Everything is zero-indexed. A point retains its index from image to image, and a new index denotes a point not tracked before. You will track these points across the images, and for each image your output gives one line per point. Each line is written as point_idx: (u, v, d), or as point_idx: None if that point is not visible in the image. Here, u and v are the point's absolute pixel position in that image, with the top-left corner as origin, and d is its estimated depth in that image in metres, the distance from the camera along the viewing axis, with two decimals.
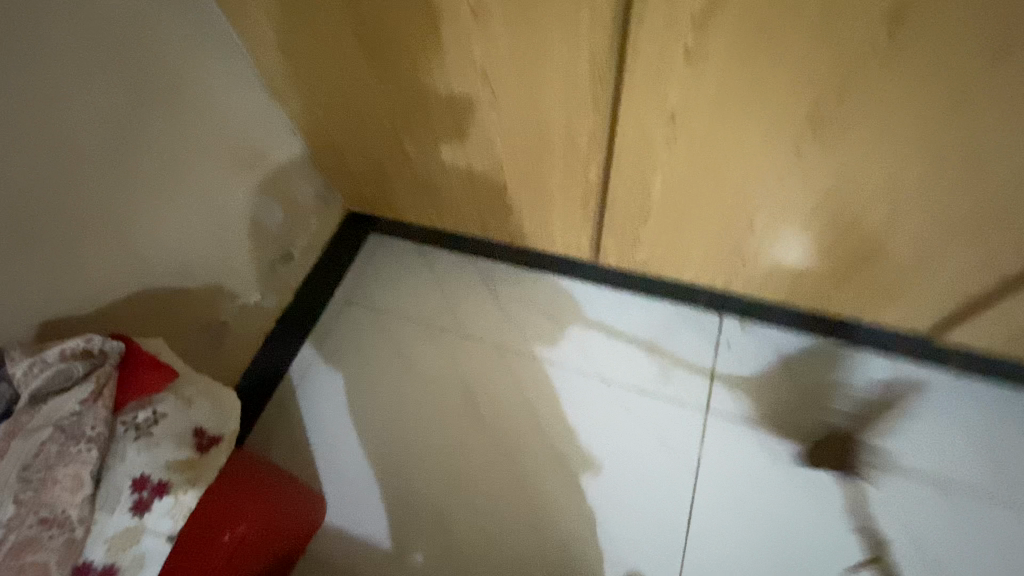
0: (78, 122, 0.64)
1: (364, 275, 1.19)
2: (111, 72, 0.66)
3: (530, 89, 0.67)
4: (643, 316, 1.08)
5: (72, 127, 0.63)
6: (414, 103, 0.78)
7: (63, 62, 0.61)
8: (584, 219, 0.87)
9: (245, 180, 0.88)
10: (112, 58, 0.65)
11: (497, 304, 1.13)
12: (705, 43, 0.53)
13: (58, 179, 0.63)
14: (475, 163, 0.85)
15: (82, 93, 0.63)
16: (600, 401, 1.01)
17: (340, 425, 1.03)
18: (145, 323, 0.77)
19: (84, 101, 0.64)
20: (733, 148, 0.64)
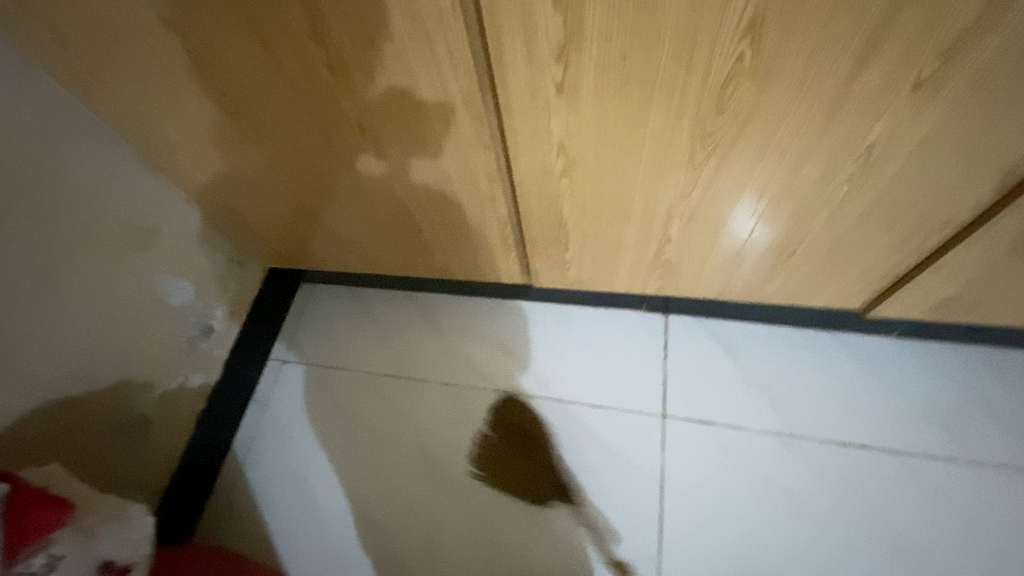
0: None
1: (298, 330, 1.13)
2: None
3: (415, 136, 0.63)
4: (590, 329, 1.06)
5: None
6: (303, 159, 0.73)
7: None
8: (505, 249, 0.84)
9: (143, 265, 0.82)
10: None
11: (443, 340, 1.10)
12: (578, 75, 0.51)
13: None
14: (382, 210, 0.81)
15: None
16: (559, 425, 0.99)
17: (294, 495, 0.98)
18: (40, 443, 0.70)
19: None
20: (632, 170, 0.62)
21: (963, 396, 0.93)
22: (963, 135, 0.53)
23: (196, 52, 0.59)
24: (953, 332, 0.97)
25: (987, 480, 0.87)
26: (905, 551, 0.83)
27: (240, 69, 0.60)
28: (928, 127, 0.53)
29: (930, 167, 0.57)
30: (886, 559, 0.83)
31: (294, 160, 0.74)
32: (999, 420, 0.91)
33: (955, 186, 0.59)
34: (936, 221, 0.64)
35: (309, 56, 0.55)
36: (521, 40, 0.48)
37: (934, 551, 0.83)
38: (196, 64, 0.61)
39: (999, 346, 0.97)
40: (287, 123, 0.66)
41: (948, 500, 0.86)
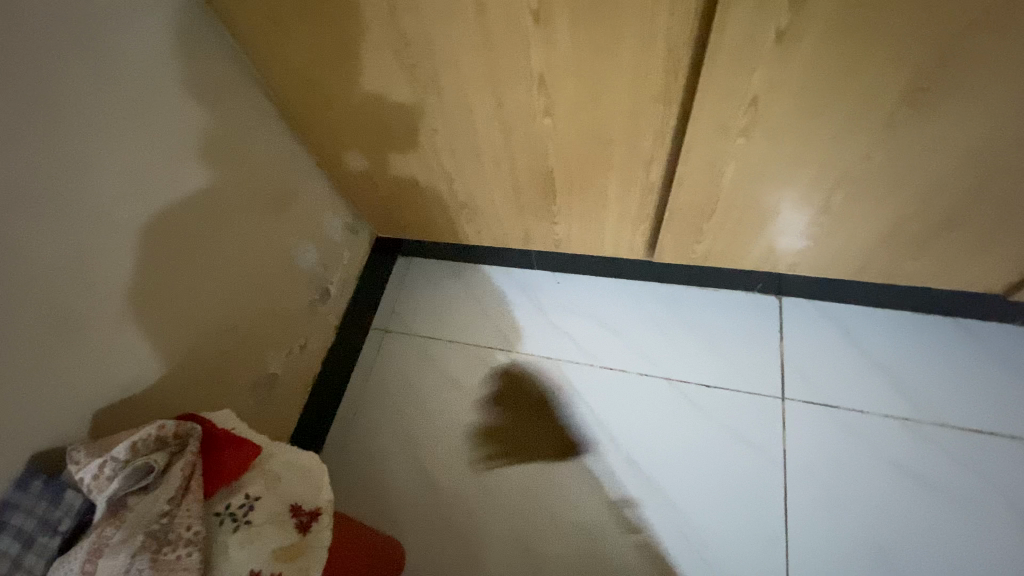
0: (121, 188, 0.58)
1: (399, 301, 1.14)
2: (150, 131, 0.61)
3: (594, 93, 0.61)
4: (699, 309, 1.05)
5: (115, 194, 0.58)
6: (457, 123, 0.72)
7: (83, 129, 0.54)
8: (640, 219, 0.83)
9: (280, 225, 0.83)
10: (145, 118, 0.60)
11: (545, 316, 1.08)
12: (801, 20, 0.49)
13: (108, 253, 0.58)
14: (521, 177, 0.80)
15: (122, 156, 0.58)
16: (671, 403, 0.97)
17: (403, 462, 0.97)
18: (195, 393, 0.71)
19: (110, 171, 0.57)
20: (817, 128, 0.60)
21: None
22: None
23: (383, 7, 0.57)
24: None
25: None
26: None
27: (425, 25, 0.58)
28: None
29: None
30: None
31: (445, 124, 0.73)
32: None
33: None
34: None
35: (511, 5, 0.53)
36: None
37: None
38: (378, 22, 0.59)
39: None
40: (454, 85, 0.65)
41: None
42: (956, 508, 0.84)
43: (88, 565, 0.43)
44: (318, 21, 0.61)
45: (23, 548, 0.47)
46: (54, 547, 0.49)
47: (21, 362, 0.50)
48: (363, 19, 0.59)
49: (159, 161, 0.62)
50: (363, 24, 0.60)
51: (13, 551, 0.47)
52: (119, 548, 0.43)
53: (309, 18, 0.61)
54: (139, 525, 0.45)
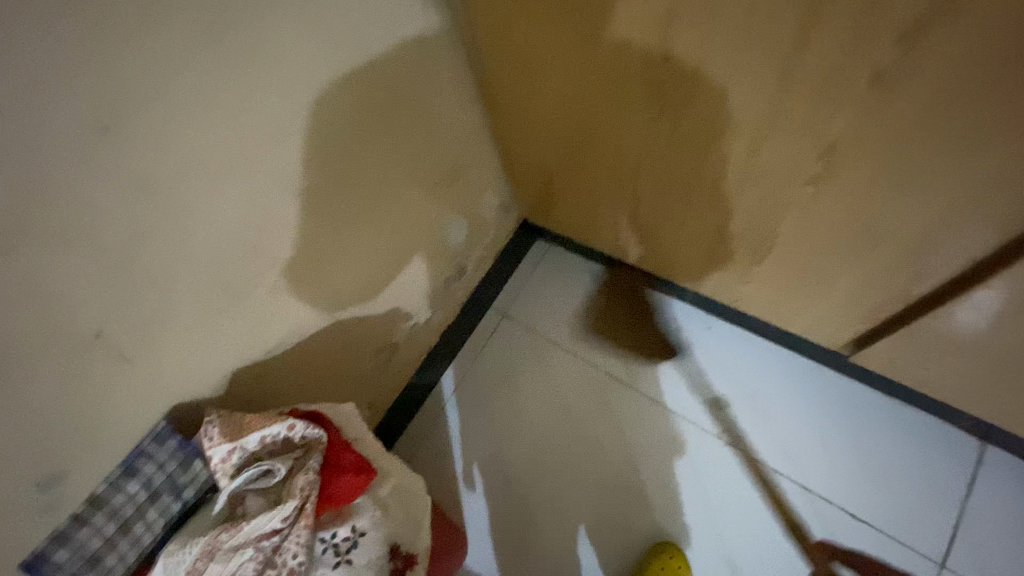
0: (317, 151, 0.53)
1: (524, 290, 1.05)
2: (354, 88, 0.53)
3: (906, 179, 0.45)
4: (870, 419, 0.86)
5: (308, 156, 0.52)
6: (684, 153, 0.58)
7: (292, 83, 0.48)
8: (857, 318, 0.66)
9: (443, 200, 0.76)
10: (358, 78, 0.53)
11: (678, 361, 0.95)
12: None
13: (286, 220, 0.53)
14: (728, 231, 0.65)
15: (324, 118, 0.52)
16: (800, 517, 0.82)
17: (484, 462, 0.92)
18: (324, 360, 0.68)
19: (311, 134, 0.51)
20: None
21: None
22: None
23: (664, 6, 0.43)
24: None
25: None
26: None
27: (710, 41, 0.43)
28: None
29: None
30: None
31: (668, 150, 0.59)
32: None
33: None
34: None
35: (863, 42, 0.37)
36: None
37: None
38: (648, 22, 0.45)
39: None
40: (707, 115, 0.51)
41: None
42: None
43: (200, 562, 0.42)
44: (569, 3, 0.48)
45: (148, 498, 0.49)
46: (172, 509, 0.51)
47: (185, 317, 0.49)
48: (630, 15, 0.45)
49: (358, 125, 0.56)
50: (627, 18, 0.46)
51: (141, 498, 0.49)
52: (234, 553, 0.43)
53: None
54: (252, 537, 0.44)
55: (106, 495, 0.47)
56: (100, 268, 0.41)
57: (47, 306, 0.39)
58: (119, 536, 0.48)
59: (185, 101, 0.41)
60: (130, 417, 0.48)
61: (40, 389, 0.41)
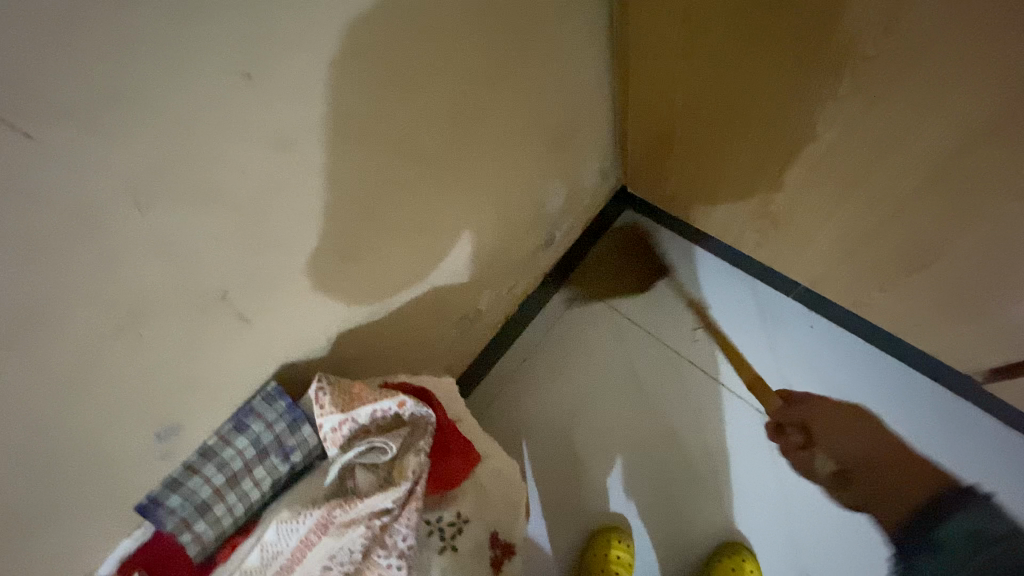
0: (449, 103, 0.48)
1: (607, 262, 0.96)
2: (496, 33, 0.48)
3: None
4: (993, 452, 0.76)
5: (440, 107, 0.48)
6: (865, 133, 0.50)
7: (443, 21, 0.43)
8: (1015, 343, 0.58)
9: (549, 164, 0.70)
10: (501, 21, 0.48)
11: (774, 359, 0.86)
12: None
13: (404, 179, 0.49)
14: (884, 229, 0.57)
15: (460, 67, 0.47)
16: (908, 550, 0.73)
17: (553, 439, 0.86)
18: (411, 323, 0.64)
19: (446, 83, 0.47)
20: None
21: None
22: None
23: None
24: None
25: None
26: None
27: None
28: None
29: None
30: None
31: (847, 128, 0.50)
32: None
33: None
34: None
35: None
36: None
37: None
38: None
39: None
40: (926, 88, 0.43)
41: None
42: None
43: (314, 535, 0.42)
44: None
45: (256, 456, 0.48)
46: (280, 471, 0.50)
47: (304, 269, 0.45)
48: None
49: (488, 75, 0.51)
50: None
51: (250, 456, 0.48)
52: (346, 530, 0.42)
53: None
54: (364, 514, 0.43)
55: (217, 448, 0.47)
56: (231, 207, 0.37)
57: (177, 238, 0.35)
58: (226, 488, 0.48)
59: (345, 27, 0.36)
60: (246, 370, 0.46)
61: (172, 340, 0.39)
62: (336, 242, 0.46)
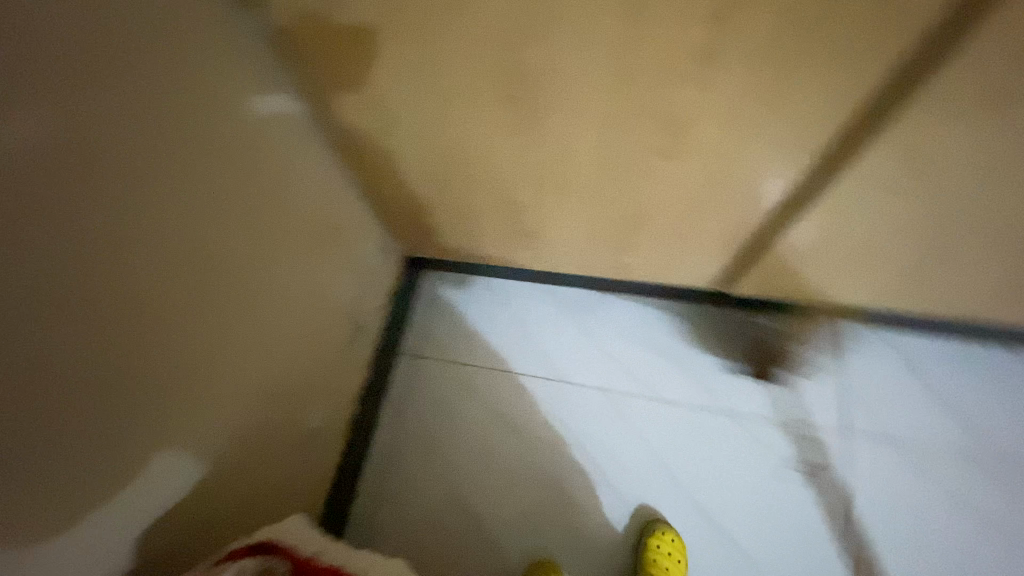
0: (172, 263, 0.48)
1: (425, 322, 1.01)
2: (192, 182, 0.49)
3: (736, 128, 0.51)
4: (765, 336, 0.95)
5: (163, 271, 0.47)
6: (545, 147, 0.60)
7: (106, 168, 0.41)
8: (726, 257, 0.75)
9: (320, 263, 0.73)
10: (196, 170, 0.49)
11: (591, 341, 0.98)
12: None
13: (156, 350, 0.47)
14: (605, 214, 0.70)
15: (169, 225, 0.47)
16: (738, 439, 0.89)
17: (444, 505, 0.88)
18: (236, 476, 0.61)
19: (146, 229, 0.45)
20: (988, 193, 0.53)
21: None
22: None
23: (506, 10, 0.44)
24: None
25: None
26: None
27: (552, 39, 0.45)
28: None
29: None
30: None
31: (533, 147, 0.61)
32: None
33: None
34: None
35: (685, 19, 0.41)
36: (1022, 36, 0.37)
37: None
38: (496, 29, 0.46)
39: None
40: (557, 108, 0.54)
41: None
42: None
43: None
44: (405, 26, 0.47)
45: None
46: None
47: (61, 487, 0.41)
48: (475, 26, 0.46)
49: (206, 219, 0.51)
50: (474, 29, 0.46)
51: None
52: None
53: (389, 23, 0.47)
54: None
55: None
56: None
57: None
58: None
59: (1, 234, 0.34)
60: None
61: None
62: (77, 434, 0.41)
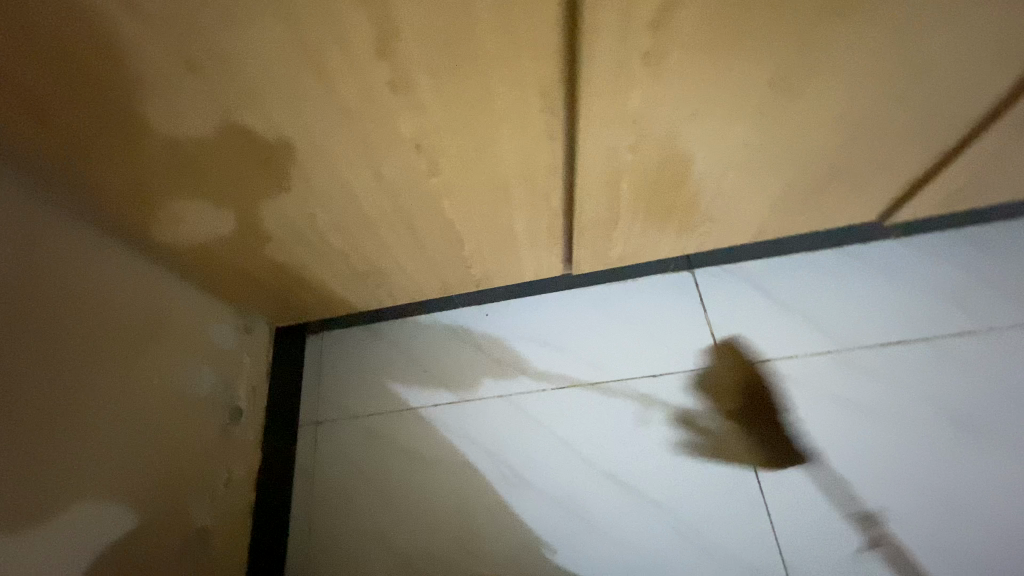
0: None
1: (322, 382, 1.03)
2: None
3: (468, 136, 0.56)
4: (625, 301, 1.06)
5: None
6: (329, 200, 0.64)
7: None
8: (549, 243, 0.81)
9: (163, 363, 0.74)
10: None
11: (479, 351, 1.04)
12: (671, 22, 0.46)
13: None
14: (423, 239, 0.75)
15: None
16: (625, 398, 0.98)
17: (375, 550, 0.90)
18: None
19: None
20: (706, 128, 0.60)
21: (986, 277, 0.98)
22: (1008, 41, 0.55)
23: (205, 91, 0.47)
24: (955, 222, 1.03)
25: None
26: (982, 438, 0.86)
27: (260, 109, 0.49)
28: (986, 35, 0.54)
29: (975, 73, 0.59)
30: (1009, 450, 0.84)
31: (319, 202, 0.64)
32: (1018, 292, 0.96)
33: (990, 85, 0.62)
34: (969, 119, 0.67)
35: (351, 68, 0.46)
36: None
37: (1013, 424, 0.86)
38: (198, 106, 0.49)
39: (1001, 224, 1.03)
40: (314, 164, 0.58)
41: (1008, 381, 0.89)
42: (900, 429, 0.89)
43: None
44: (127, 129, 0.51)
45: None
46: None
47: None
48: (178, 106, 0.49)
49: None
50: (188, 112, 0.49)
51: None
52: None
53: (109, 130, 0.51)
54: None
55: None
56: None
57: None
58: None
59: None
60: None
61: None
62: None
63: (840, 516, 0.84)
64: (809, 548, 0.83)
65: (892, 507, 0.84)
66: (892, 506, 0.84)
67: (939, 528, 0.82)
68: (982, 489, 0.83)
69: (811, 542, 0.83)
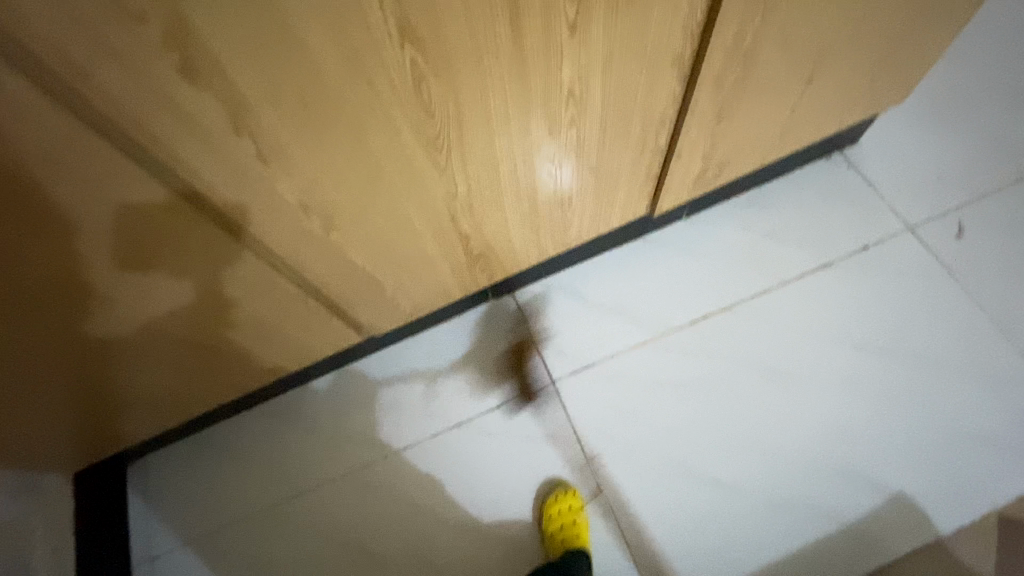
0: None
1: (154, 514, 0.95)
2: None
3: (121, 258, 0.52)
4: (455, 340, 1.03)
5: None
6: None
7: None
8: (323, 321, 0.78)
9: None
10: None
11: (316, 432, 0.99)
12: (252, 115, 0.44)
13: None
14: (172, 354, 0.71)
15: None
16: (468, 441, 0.96)
17: None
18: None
19: None
20: (391, 191, 0.60)
21: (767, 234, 1.06)
22: (635, 53, 0.58)
23: None
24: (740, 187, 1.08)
25: (814, 283, 1.01)
26: (783, 384, 0.94)
27: None
28: (609, 54, 0.56)
29: (628, 83, 0.62)
30: (812, 401, 0.93)
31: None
32: (798, 241, 1.04)
33: (654, 88, 0.65)
34: (657, 118, 0.70)
35: None
36: (164, 108, 0.41)
37: (809, 365, 0.95)
38: None
39: (777, 177, 1.10)
40: None
41: (799, 326, 0.98)
42: (720, 397, 0.94)
43: None
44: None
45: None
46: None
47: None
48: None
49: None
50: None
51: None
52: None
53: None
54: None
55: None
56: None
57: None
58: None
59: None
60: None
61: None
62: None
63: (679, 496, 0.89)
64: (657, 534, 0.87)
65: (722, 474, 0.89)
66: (723, 474, 0.89)
67: (766, 479, 0.89)
68: (798, 443, 0.90)
69: (655, 528, 0.87)
